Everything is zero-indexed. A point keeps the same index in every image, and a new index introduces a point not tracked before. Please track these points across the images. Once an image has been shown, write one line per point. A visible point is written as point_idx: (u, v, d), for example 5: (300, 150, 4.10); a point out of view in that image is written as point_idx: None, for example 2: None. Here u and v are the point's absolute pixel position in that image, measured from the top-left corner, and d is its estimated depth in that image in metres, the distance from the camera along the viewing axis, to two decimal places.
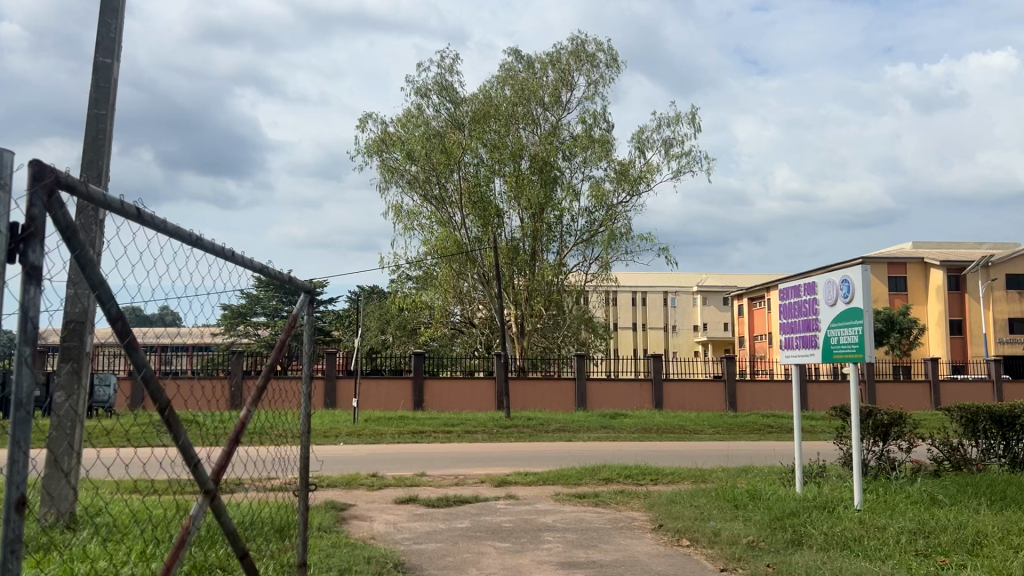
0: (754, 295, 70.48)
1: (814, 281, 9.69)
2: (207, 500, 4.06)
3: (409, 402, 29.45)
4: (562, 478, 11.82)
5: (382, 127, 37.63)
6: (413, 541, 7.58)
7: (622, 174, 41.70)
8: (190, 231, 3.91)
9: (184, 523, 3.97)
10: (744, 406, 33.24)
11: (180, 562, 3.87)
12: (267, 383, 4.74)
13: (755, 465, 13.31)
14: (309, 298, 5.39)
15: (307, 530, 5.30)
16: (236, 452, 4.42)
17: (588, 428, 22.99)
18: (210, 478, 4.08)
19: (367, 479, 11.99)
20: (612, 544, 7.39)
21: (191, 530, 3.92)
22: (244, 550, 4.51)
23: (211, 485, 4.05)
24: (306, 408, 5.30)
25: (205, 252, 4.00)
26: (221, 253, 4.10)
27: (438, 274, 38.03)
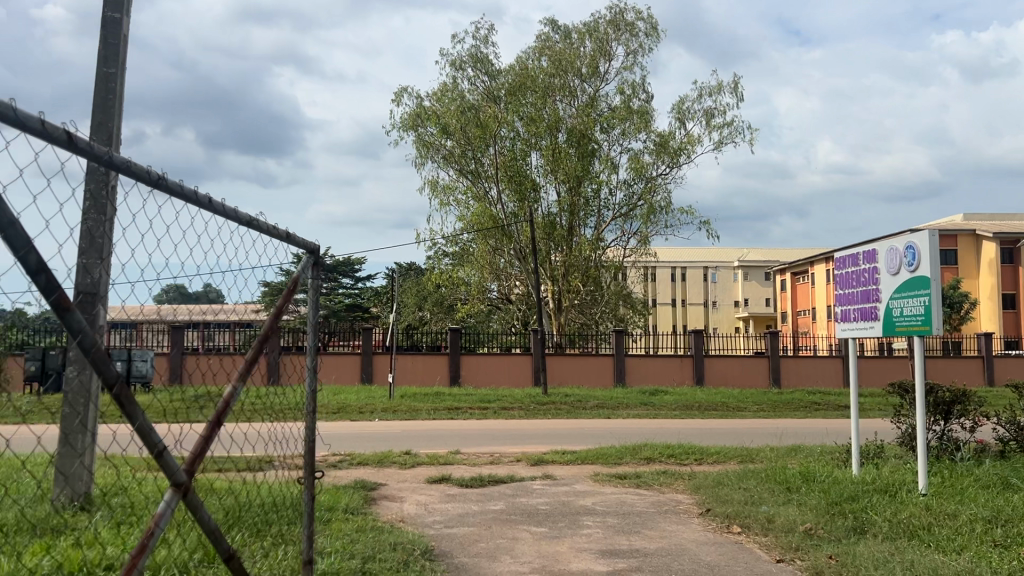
0: (796, 270, 68.94)
1: (874, 249, 8.99)
2: (178, 495, 3.63)
3: (445, 377, 29.16)
4: (601, 458, 11.32)
5: (417, 102, 37.04)
6: (444, 524, 7.12)
7: (661, 146, 40.72)
8: (148, 169, 3.41)
9: (151, 520, 3.56)
10: (788, 382, 32.44)
11: (144, 563, 3.47)
12: (257, 354, 4.31)
13: (805, 444, 12.65)
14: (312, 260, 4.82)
15: (313, 523, 4.83)
16: (217, 437, 4.00)
17: (627, 405, 22.45)
18: (182, 469, 3.67)
19: (399, 457, 11.63)
20: (657, 530, 6.86)
21: (159, 528, 3.50)
22: (229, 549, 4.06)
23: (182, 477, 3.61)
24: (311, 385, 4.81)
25: (168, 194, 3.48)
26: (192, 199, 3.55)
27: (474, 250, 37.65)
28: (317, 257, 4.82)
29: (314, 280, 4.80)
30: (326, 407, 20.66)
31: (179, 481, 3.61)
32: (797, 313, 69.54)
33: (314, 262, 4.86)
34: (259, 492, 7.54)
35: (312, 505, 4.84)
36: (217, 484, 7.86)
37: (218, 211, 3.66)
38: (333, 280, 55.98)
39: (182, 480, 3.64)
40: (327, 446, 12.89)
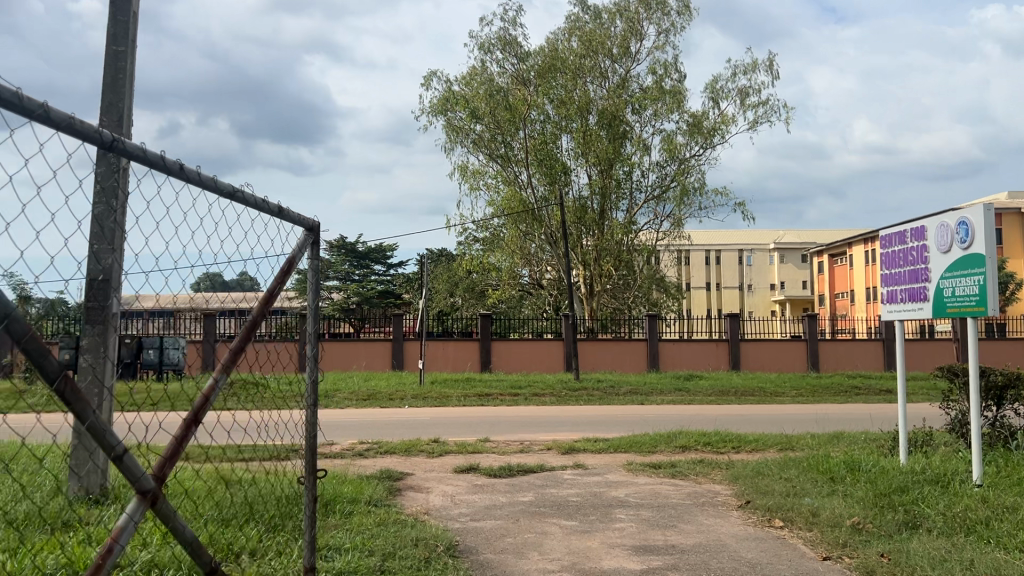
0: (834, 251, 67.57)
1: (922, 226, 8.50)
2: (145, 502, 3.40)
3: (476, 363, 28.95)
4: (635, 446, 10.96)
5: (446, 86, 36.61)
6: (470, 517, 6.82)
7: (694, 126, 39.92)
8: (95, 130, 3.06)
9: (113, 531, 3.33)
10: (826, 365, 31.73)
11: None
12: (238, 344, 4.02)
13: (848, 431, 12.17)
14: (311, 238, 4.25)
15: (315, 528, 4.58)
16: (192, 438, 3.73)
17: (661, 391, 22.04)
18: (148, 476, 3.42)
19: (427, 445, 11.38)
20: (694, 524, 6.51)
21: (122, 539, 3.28)
22: (209, 560, 3.84)
23: (147, 484, 3.38)
24: (312, 374, 4.53)
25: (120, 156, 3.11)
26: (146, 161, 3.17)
27: (504, 235, 37.32)
28: (317, 234, 4.25)
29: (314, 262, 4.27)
30: (356, 393, 20.54)
31: (145, 488, 3.39)
32: (834, 295, 68.25)
33: (314, 240, 4.29)
34: (277, 482, 7.30)
35: (313, 502, 4.60)
36: (235, 473, 7.65)
37: (189, 179, 3.35)
38: (365, 267, 56.04)
39: (150, 486, 3.41)
40: (354, 434, 12.67)
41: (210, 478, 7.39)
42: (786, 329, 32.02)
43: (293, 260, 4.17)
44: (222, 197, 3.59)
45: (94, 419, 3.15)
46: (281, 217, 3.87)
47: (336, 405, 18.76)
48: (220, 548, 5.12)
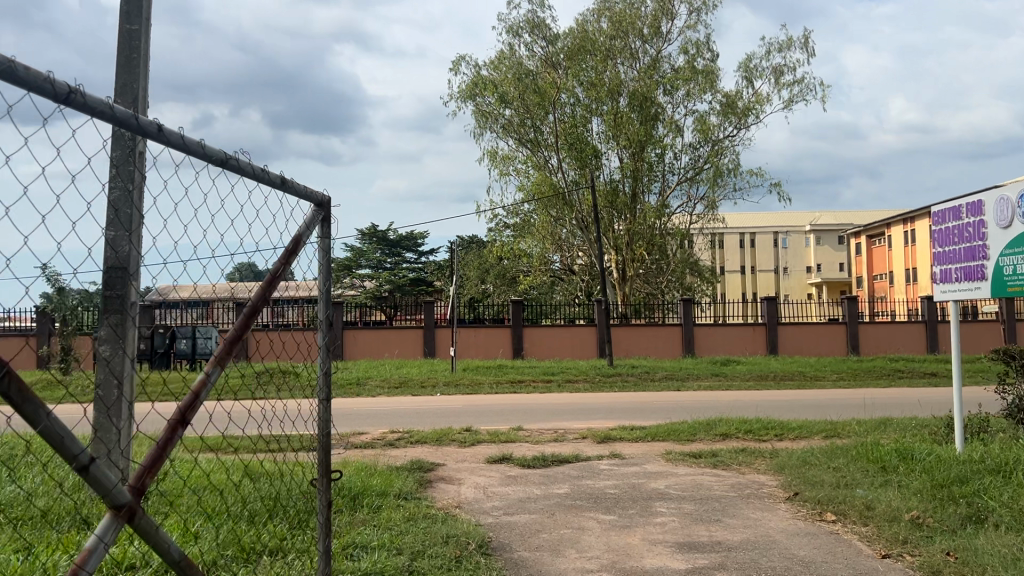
0: (872, 232, 66.17)
1: (980, 200, 7.99)
2: (121, 519, 3.07)
3: (508, 350, 28.69)
4: (673, 434, 10.61)
5: (474, 71, 36.22)
6: (503, 511, 6.52)
7: (728, 106, 39.14)
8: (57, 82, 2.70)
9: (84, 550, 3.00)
10: (867, 350, 30.99)
11: None
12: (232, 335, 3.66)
13: (895, 417, 11.68)
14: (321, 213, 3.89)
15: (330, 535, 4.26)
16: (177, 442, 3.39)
17: (698, 376, 21.61)
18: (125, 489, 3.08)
19: (459, 434, 11.11)
20: (740, 518, 6.14)
21: (91, 561, 2.93)
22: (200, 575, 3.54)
23: (124, 499, 3.04)
24: (324, 366, 4.21)
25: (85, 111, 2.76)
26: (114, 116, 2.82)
27: (535, 220, 37.02)
28: (327, 208, 3.90)
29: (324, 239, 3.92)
30: (388, 381, 20.41)
31: (120, 503, 3.03)
32: (872, 277, 66.90)
33: (325, 216, 3.93)
34: (305, 475, 7.06)
35: (328, 508, 4.28)
36: (261, 466, 7.44)
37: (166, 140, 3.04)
38: (396, 255, 56.01)
39: (126, 501, 3.06)
40: (385, 423, 12.46)
41: (234, 471, 7.18)
42: (824, 312, 31.32)
43: (299, 236, 3.84)
44: (212, 165, 3.27)
45: (53, 425, 2.73)
46: (284, 188, 3.51)
47: (368, 393, 18.63)
48: (243, 548, 4.88)
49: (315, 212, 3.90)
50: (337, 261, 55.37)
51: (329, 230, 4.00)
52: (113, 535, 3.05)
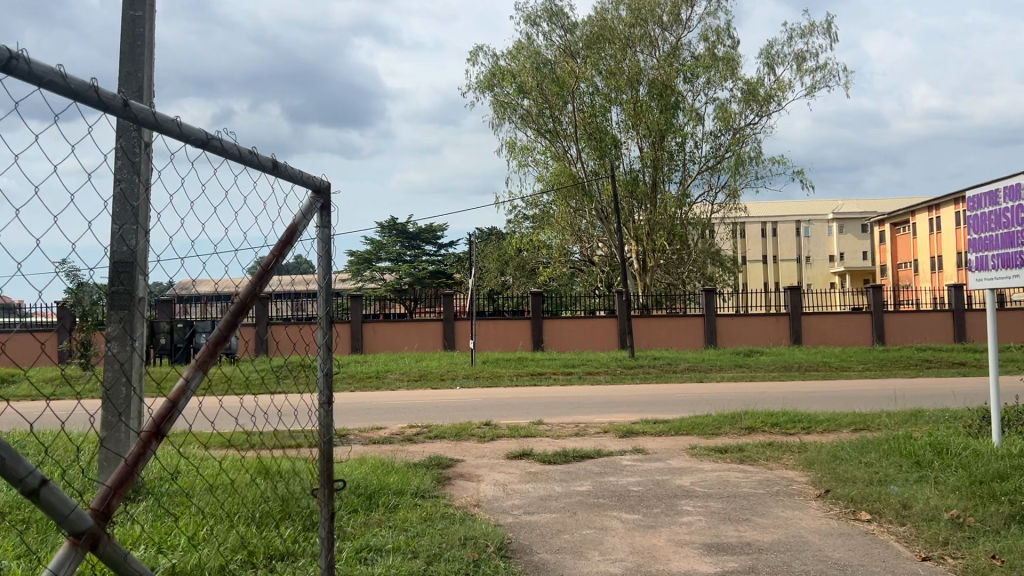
0: (896, 220, 65.20)
1: (1016, 183, 7.64)
2: (87, 547, 2.89)
3: (528, 342, 28.47)
4: (697, 428, 10.36)
5: (493, 61, 35.91)
6: (523, 511, 6.32)
7: (750, 93, 38.58)
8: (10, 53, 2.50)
9: None
10: (893, 340, 30.46)
11: None
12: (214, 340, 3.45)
13: (926, 408, 11.35)
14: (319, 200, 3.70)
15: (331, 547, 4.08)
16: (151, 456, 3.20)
17: (721, 367, 21.30)
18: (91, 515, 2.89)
19: (478, 429, 10.92)
20: (770, 517, 5.89)
21: None
22: None
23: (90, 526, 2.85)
24: (325, 366, 4.03)
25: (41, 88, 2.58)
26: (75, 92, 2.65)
27: (555, 212, 36.82)
28: (327, 196, 3.70)
29: (322, 229, 3.73)
30: (407, 374, 20.28)
31: (83, 530, 2.84)
32: (897, 266, 65.94)
33: (324, 204, 3.74)
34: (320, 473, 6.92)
35: (330, 520, 4.10)
36: (275, 464, 7.31)
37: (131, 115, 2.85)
38: (416, 248, 55.92)
39: (87, 528, 2.84)
40: (404, 417, 12.30)
41: (249, 470, 7.07)
42: (848, 301, 30.83)
43: (295, 225, 3.67)
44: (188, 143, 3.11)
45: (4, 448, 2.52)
46: (276, 172, 3.31)
47: (387, 386, 18.50)
48: (252, 552, 4.74)
49: (313, 201, 3.71)
50: (357, 254, 55.41)
51: (329, 219, 3.81)
52: (75, 563, 2.85)
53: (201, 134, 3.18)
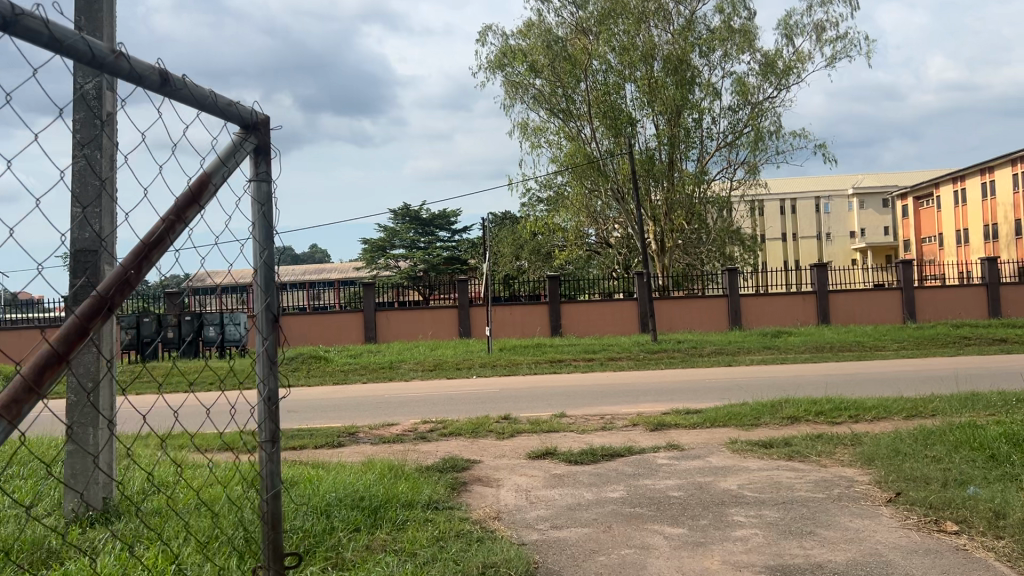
0: (919, 193, 63.68)
1: None
2: None
3: (546, 327, 27.65)
4: (734, 420, 9.54)
5: (502, 40, 34.84)
6: (550, 524, 5.53)
7: (768, 66, 37.39)
8: None
9: None
10: (924, 316, 29.40)
11: None
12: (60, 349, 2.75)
13: (981, 392, 10.44)
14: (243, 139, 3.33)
15: None
16: None
17: (749, 349, 20.43)
18: None
19: (496, 424, 10.12)
20: (839, 529, 5.06)
21: None
22: None
23: None
24: (264, 377, 3.37)
25: None
26: None
27: (570, 193, 36.05)
28: (255, 133, 3.35)
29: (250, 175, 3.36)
30: (422, 363, 19.51)
31: None
32: (920, 240, 64.37)
33: (257, 146, 3.40)
34: (322, 486, 6.14)
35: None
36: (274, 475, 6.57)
37: None
38: (430, 234, 55.12)
39: None
40: (416, 412, 11.54)
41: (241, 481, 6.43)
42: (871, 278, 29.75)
43: (206, 177, 3.23)
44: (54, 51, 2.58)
45: None
46: (169, 93, 2.97)
47: (401, 377, 17.76)
48: None
49: (242, 141, 3.37)
50: (372, 242, 54.93)
51: (261, 163, 3.42)
52: None
53: (12, 12, 2.41)
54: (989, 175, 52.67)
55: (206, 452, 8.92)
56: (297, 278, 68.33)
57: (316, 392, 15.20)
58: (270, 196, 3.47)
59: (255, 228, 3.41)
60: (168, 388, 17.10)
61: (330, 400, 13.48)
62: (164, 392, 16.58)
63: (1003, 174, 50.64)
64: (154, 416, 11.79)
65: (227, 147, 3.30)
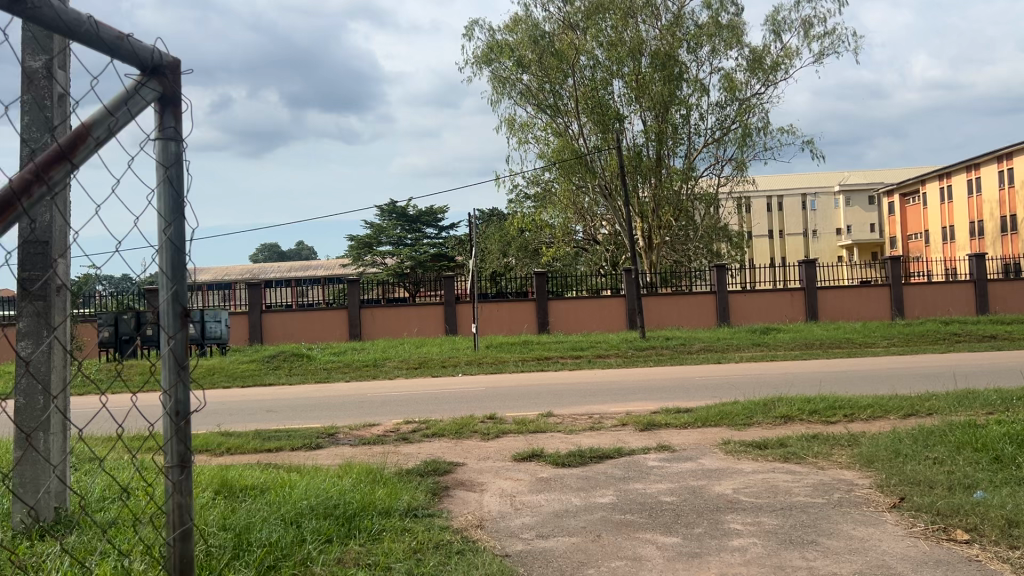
0: (905, 191, 63.76)
1: None
2: None
3: (533, 325, 27.35)
4: (726, 418, 9.27)
5: (489, 35, 34.39)
6: (535, 533, 5.21)
7: (755, 62, 37.22)
8: None
9: None
10: (913, 312, 29.28)
11: None
12: None
13: (978, 389, 10.19)
14: (139, 86, 2.98)
15: None
16: None
17: (738, 347, 20.17)
18: None
19: (481, 424, 9.79)
20: (842, 538, 4.77)
21: None
22: None
23: None
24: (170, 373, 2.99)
25: None
26: None
27: (557, 189, 35.74)
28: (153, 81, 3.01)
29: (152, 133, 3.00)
30: (406, 362, 19.12)
31: None
32: (907, 237, 64.45)
33: (161, 98, 3.06)
34: (293, 494, 5.78)
35: None
36: (244, 482, 6.22)
37: None
38: (417, 231, 54.71)
39: None
40: (399, 412, 11.20)
41: (207, 484, 6.13)
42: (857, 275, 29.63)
43: (86, 130, 2.89)
44: None
45: None
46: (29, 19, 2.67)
47: (384, 375, 17.38)
48: None
49: (143, 89, 3.02)
50: (358, 239, 54.48)
51: (167, 120, 3.06)
52: None
53: None
54: (975, 171, 52.76)
55: (178, 455, 8.56)
56: (282, 275, 67.72)
57: (296, 390, 14.83)
58: (179, 156, 3.08)
59: (159, 197, 3.02)
60: (146, 388, 16.69)
61: (311, 400, 13.12)
62: (141, 392, 16.17)
63: (989, 170, 50.75)
64: (127, 416, 11.41)
65: (120, 99, 2.96)
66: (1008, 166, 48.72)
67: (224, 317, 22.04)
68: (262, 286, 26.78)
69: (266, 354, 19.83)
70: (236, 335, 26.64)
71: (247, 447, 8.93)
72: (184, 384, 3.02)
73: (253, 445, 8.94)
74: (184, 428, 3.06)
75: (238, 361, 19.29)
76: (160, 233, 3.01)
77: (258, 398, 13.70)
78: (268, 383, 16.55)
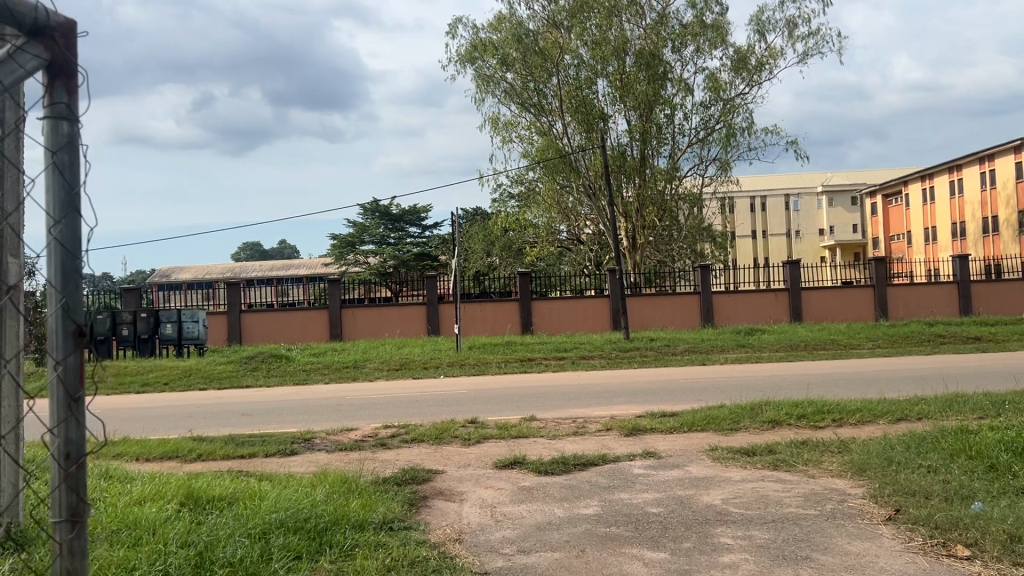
0: (887, 192, 64.07)
1: None
2: None
3: (516, 325, 27.11)
4: (712, 423, 9.07)
5: (472, 33, 34.08)
6: (517, 548, 4.96)
7: (740, 62, 37.15)
8: None
9: None
10: (896, 314, 29.29)
11: None
12: None
13: (966, 393, 10.06)
14: (20, 49, 2.48)
15: None
16: None
17: (723, 348, 20.04)
18: None
19: (461, 429, 9.52)
20: (838, 554, 4.56)
21: None
22: None
23: None
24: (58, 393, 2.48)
25: None
26: None
27: (541, 189, 35.54)
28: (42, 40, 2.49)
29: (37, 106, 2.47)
30: (387, 363, 18.81)
31: None
32: (889, 238, 64.78)
33: (51, 65, 2.53)
34: (261, 506, 5.47)
35: None
36: (210, 493, 5.88)
37: None
38: (400, 230, 54.35)
39: None
40: (377, 416, 10.91)
41: (173, 494, 5.89)
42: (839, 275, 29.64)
43: None
44: None
45: None
46: None
47: (365, 377, 17.09)
48: None
49: (29, 54, 2.51)
50: (340, 238, 54.03)
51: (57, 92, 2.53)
52: None
53: None
54: (956, 173, 53.09)
55: (146, 462, 8.24)
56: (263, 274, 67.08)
57: (273, 393, 14.49)
58: (73, 138, 2.53)
59: (47, 184, 2.50)
60: (119, 390, 16.29)
61: (288, 403, 12.81)
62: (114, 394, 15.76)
63: (970, 171, 51.08)
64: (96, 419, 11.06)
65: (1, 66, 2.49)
66: (989, 167, 49.05)
67: (201, 318, 22.02)
68: (242, 285, 26.36)
69: (244, 356, 19.45)
70: (215, 335, 26.23)
71: (219, 453, 8.62)
72: (77, 420, 2.53)
73: (225, 451, 8.62)
74: (77, 475, 2.57)
75: (215, 363, 18.91)
76: (45, 231, 2.48)
77: (233, 401, 13.36)
78: (244, 385, 16.20)
